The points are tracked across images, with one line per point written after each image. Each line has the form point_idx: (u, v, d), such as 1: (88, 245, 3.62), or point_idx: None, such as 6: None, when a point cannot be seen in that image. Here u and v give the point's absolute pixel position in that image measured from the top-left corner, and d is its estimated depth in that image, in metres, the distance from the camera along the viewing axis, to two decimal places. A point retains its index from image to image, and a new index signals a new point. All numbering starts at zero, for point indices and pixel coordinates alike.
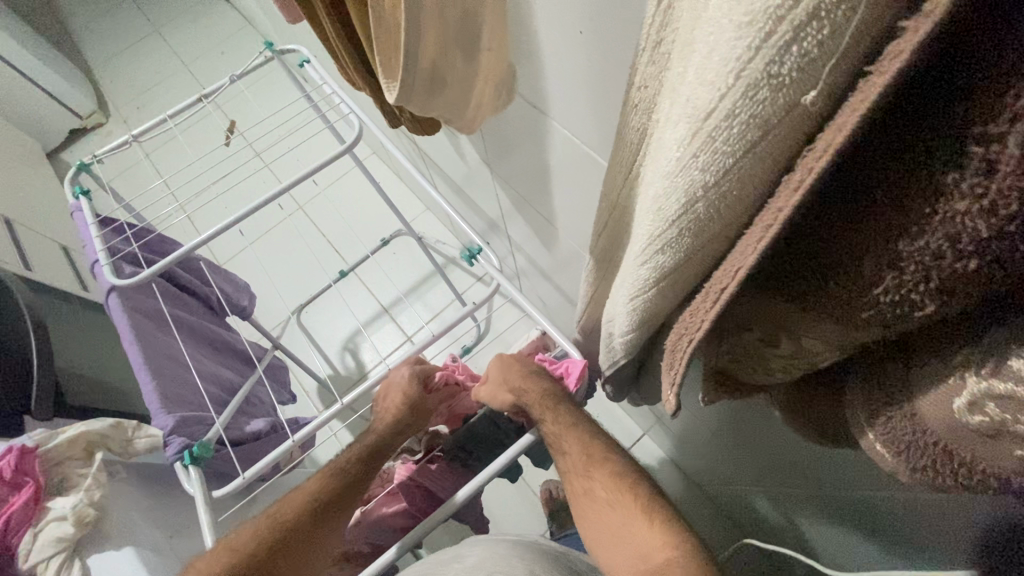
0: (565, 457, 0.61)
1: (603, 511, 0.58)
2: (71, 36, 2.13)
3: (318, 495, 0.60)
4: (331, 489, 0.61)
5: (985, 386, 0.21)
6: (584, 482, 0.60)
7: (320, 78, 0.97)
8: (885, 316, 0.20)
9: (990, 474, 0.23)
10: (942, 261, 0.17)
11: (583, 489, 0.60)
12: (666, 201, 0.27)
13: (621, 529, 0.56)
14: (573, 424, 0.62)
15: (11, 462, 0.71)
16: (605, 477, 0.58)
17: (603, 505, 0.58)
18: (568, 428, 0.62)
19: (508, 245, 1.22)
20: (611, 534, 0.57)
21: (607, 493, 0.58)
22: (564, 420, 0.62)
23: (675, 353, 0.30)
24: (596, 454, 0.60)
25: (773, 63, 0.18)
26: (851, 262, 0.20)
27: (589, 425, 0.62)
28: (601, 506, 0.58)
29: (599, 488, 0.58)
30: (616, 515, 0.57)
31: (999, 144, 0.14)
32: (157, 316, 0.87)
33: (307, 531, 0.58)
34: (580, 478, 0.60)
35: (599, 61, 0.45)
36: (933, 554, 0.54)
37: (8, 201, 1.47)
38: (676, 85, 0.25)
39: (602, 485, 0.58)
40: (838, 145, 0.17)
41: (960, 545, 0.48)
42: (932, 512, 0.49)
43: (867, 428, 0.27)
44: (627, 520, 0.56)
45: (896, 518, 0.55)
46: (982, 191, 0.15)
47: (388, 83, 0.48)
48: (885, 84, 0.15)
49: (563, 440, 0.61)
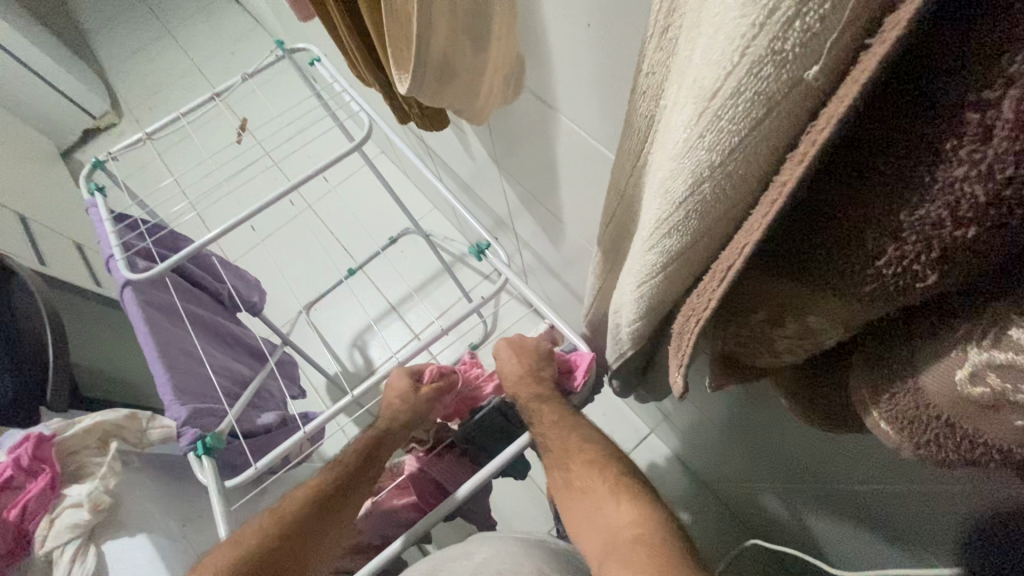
0: (546, 454, 0.64)
1: (580, 498, 0.60)
2: (85, 37, 2.17)
3: (326, 483, 0.62)
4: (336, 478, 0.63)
5: (986, 356, 0.21)
6: (562, 472, 0.63)
7: (331, 76, 0.98)
8: (889, 288, 0.21)
9: (993, 447, 0.23)
10: (942, 229, 0.18)
11: (562, 479, 0.63)
12: (674, 183, 0.28)
13: (595, 510, 0.58)
14: (557, 422, 0.64)
15: (28, 450, 0.72)
16: (581, 464, 0.61)
17: (580, 492, 0.61)
18: (550, 424, 0.64)
19: (516, 243, 1.23)
20: (587, 518, 0.59)
21: (582, 480, 0.61)
22: (549, 419, 0.65)
23: (682, 335, 0.31)
24: (572, 447, 0.62)
25: (777, 40, 0.19)
26: (854, 236, 0.20)
27: (572, 420, 0.65)
28: (578, 494, 0.61)
29: (575, 476, 0.61)
30: (591, 498, 0.59)
31: (995, 108, 0.15)
32: (170, 309, 0.88)
33: (322, 516, 0.59)
34: (559, 470, 0.63)
35: (607, 52, 0.45)
36: (935, 545, 0.54)
37: (24, 199, 1.50)
38: (683, 68, 0.26)
39: (578, 472, 0.61)
40: (840, 115, 0.17)
41: (959, 533, 0.48)
42: (929, 499, 0.49)
43: (872, 407, 0.27)
44: (599, 501, 0.58)
45: (901, 509, 0.55)
46: (979, 156, 0.16)
47: (400, 74, 0.49)
48: (885, 53, 0.15)
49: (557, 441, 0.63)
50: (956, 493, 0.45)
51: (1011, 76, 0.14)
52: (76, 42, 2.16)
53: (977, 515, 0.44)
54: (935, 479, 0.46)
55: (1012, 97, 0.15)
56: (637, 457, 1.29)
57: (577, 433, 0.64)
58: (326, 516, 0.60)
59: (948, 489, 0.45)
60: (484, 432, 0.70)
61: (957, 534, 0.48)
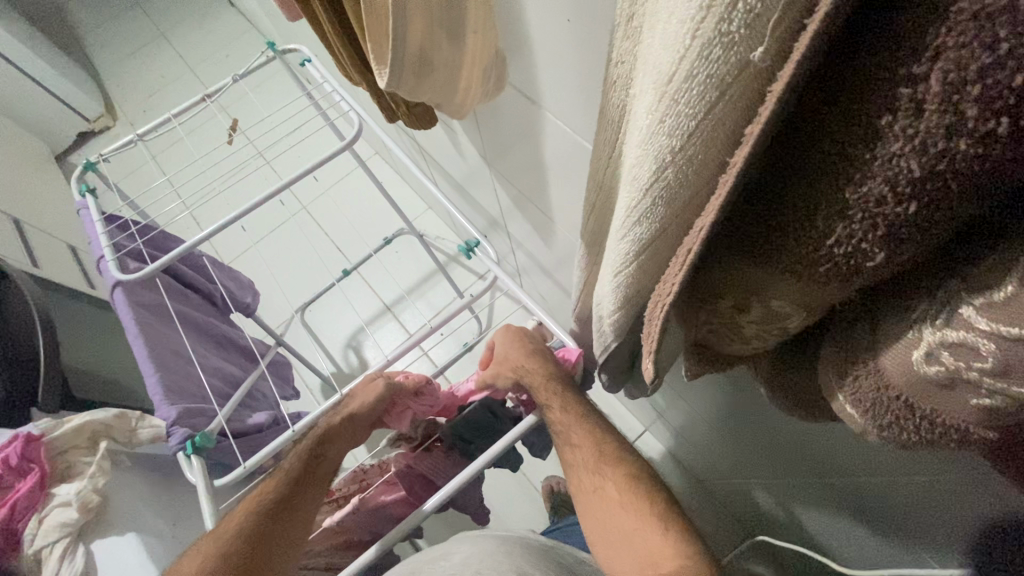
0: (575, 450, 0.62)
1: (613, 511, 0.57)
2: (80, 41, 2.17)
3: (276, 489, 0.61)
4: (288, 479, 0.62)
5: (939, 335, 0.21)
6: (597, 479, 0.60)
7: (321, 76, 0.98)
8: (840, 269, 0.21)
9: (950, 426, 0.24)
10: (884, 206, 0.18)
11: (593, 486, 0.60)
12: (640, 170, 0.28)
13: (631, 533, 0.55)
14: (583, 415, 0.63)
15: (17, 449, 0.72)
16: (620, 478, 0.59)
17: (615, 506, 0.58)
18: (577, 420, 0.63)
19: (508, 243, 1.23)
20: (620, 540, 0.56)
21: (620, 495, 0.58)
22: (574, 409, 0.64)
23: (651, 324, 0.31)
24: (609, 455, 0.61)
25: (723, 21, 0.19)
26: (806, 216, 0.21)
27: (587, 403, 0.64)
28: (613, 506, 0.58)
29: (612, 488, 0.59)
30: (626, 519, 0.56)
31: (924, 82, 0.15)
32: (161, 310, 0.88)
33: (275, 530, 0.58)
34: (591, 475, 0.60)
35: (587, 46, 0.45)
36: (930, 537, 0.54)
37: (18, 202, 1.50)
38: (646, 53, 0.26)
39: (615, 485, 0.59)
40: (780, 93, 0.18)
41: (953, 525, 0.48)
42: (918, 489, 0.49)
43: (837, 389, 0.27)
44: (639, 524, 0.55)
45: (896, 505, 0.55)
46: (913, 130, 0.16)
47: (378, 68, 0.50)
48: (820, 30, 0.16)
49: (573, 432, 0.62)
50: (948, 488, 0.45)
51: (936, 51, 0.15)
52: (72, 45, 2.16)
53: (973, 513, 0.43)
54: (928, 474, 0.46)
55: (939, 70, 0.15)
56: None
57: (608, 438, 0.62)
58: (281, 524, 0.59)
59: (941, 484, 0.45)
60: (470, 425, 0.73)
61: (951, 525, 0.48)
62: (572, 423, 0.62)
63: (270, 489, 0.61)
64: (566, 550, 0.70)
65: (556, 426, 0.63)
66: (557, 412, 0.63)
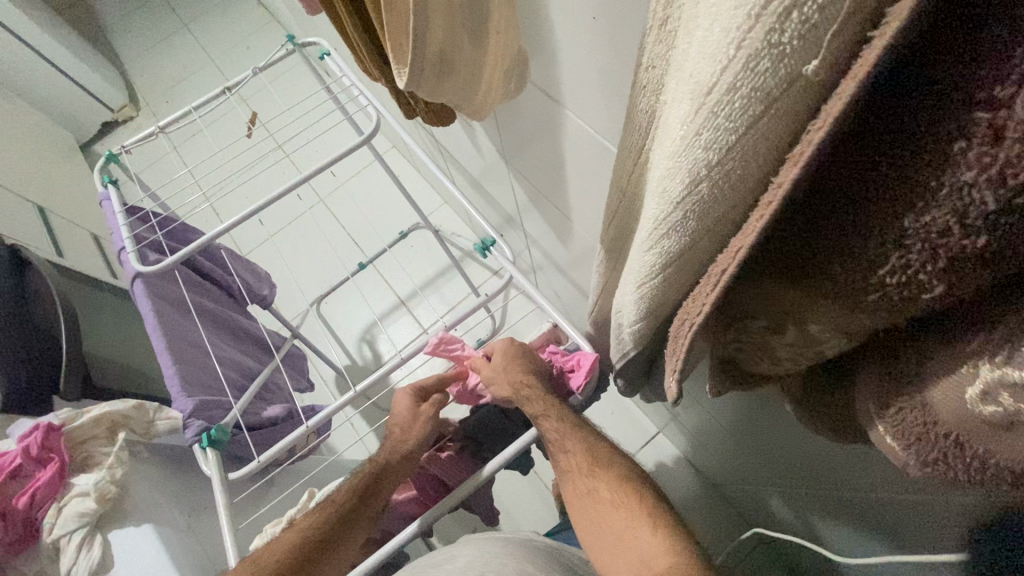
0: (568, 457, 0.59)
1: (609, 513, 0.55)
2: (106, 32, 2.19)
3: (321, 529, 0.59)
4: (328, 523, 0.59)
5: (998, 374, 0.20)
6: (589, 482, 0.58)
7: (340, 70, 0.96)
8: (892, 300, 0.19)
9: (1004, 468, 0.22)
10: (949, 238, 0.17)
11: (585, 489, 0.58)
12: (670, 182, 0.26)
13: (625, 534, 0.53)
14: (578, 426, 0.61)
15: (37, 439, 0.74)
16: (612, 481, 0.57)
17: (609, 507, 0.56)
18: (571, 430, 0.60)
19: (524, 240, 1.21)
20: (617, 543, 0.53)
21: (615, 496, 0.56)
22: (568, 419, 0.61)
23: (677, 341, 0.29)
24: (602, 460, 0.59)
25: (773, 32, 0.18)
26: (854, 242, 0.19)
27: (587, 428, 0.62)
28: (607, 507, 0.56)
29: (606, 490, 0.57)
30: (620, 517, 0.54)
31: (1007, 108, 0.14)
32: (179, 301, 0.88)
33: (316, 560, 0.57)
34: (584, 477, 0.58)
35: (614, 46, 0.43)
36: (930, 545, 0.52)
37: (46, 191, 1.53)
38: (682, 59, 0.24)
39: (607, 486, 0.57)
40: (838, 112, 0.16)
41: (954, 539, 0.47)
42: (923, 502, 0.48)
43: (877, 420, 0.26)
44: (631, 520, 0.53)
45: (896, 509, 0.54)
46: (990, 159, 0.15)
47: (398, 67, 0.49)
48: (887, 46, 0.14)
49: (567, 440, 0.59)
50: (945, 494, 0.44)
51: None
52: (98, 36, 2.18)
53: (973, 521, 0.43)
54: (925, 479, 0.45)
55: None
56: (643, 457, 1.28)
57: (600, 443, 0.60)
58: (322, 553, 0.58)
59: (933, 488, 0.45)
60: (482, 427, 0.73)
61: (953, 533, 0.46)
62: (564, 433, 0.60)
63: (315, 528, 0.59)
64: (569, 551, 0.70)
65: (549, 436, 0.61)
66: (552, 422, 0.60)
